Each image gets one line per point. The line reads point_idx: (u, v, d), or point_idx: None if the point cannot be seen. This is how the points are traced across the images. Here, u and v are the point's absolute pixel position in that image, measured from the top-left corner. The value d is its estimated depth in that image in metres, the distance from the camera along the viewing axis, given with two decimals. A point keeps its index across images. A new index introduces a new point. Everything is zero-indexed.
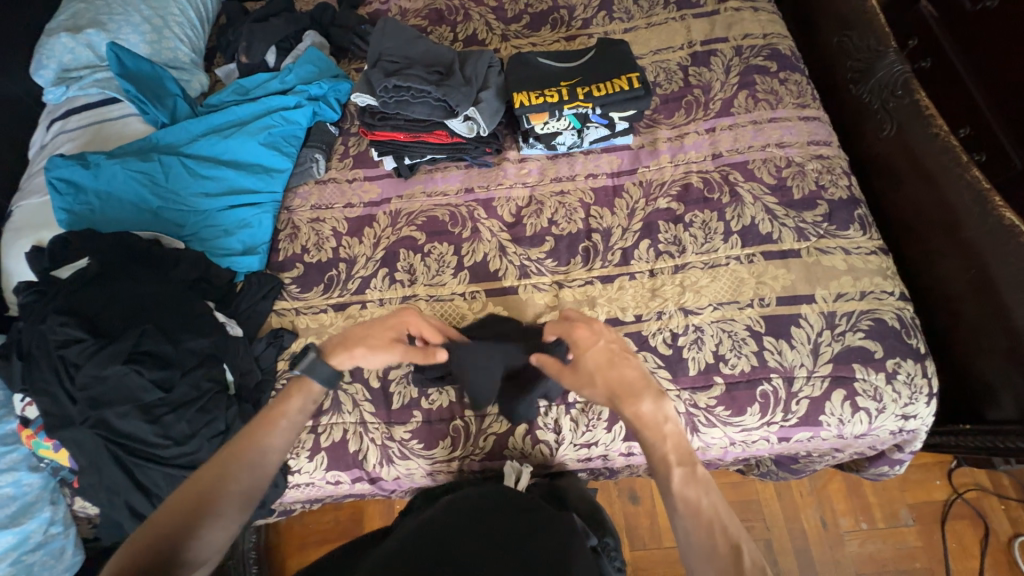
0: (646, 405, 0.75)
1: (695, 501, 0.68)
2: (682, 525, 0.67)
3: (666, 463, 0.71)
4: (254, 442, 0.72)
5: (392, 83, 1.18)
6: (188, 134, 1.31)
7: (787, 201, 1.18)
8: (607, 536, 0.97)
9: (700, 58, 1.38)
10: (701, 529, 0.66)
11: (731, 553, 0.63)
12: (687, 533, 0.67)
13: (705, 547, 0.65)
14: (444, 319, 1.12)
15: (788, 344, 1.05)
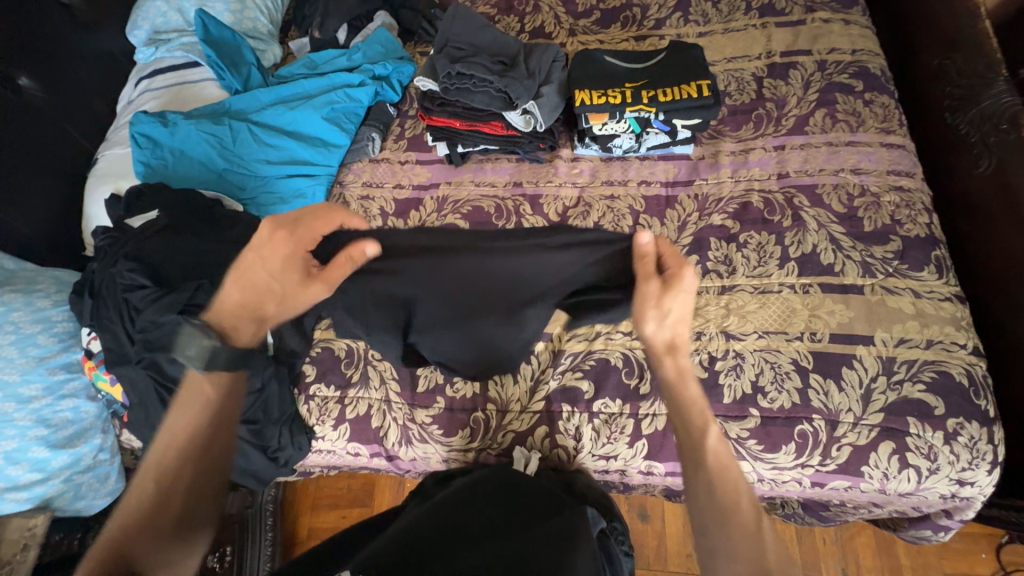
0: (686, 362, 0.77)
1: (724, 461, 0.72)
2: (708, 483, 0.71)
3: (699, 424, 0.75)
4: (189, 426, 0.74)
5: (455, 69, 1.17)
6: (257, 102, 1.36)
7: (856, 232, 1.10)
8: (615, 521, 0.97)
9: (778, 69, 1.30)
10: (727, 489, 0.70)
11: (751, 517, 0.69)
12: (711, 491, 0.70)
13: (729, 506, 0.69)
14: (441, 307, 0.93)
15: (836, 385, 0.98)
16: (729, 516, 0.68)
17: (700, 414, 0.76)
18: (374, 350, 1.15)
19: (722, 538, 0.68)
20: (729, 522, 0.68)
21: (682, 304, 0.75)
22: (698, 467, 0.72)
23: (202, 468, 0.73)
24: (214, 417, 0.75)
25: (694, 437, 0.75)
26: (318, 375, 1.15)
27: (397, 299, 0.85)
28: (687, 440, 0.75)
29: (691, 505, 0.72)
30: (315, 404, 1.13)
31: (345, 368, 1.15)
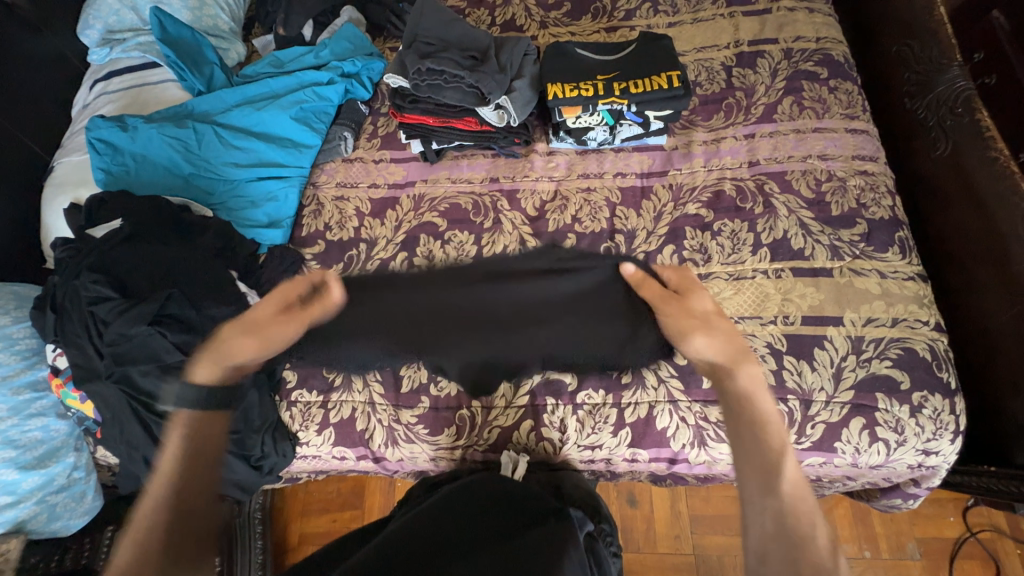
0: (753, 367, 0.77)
1: (800, 487, 0.68)
2: (778, 499, 0.67)
3: (767, 430, 0.72)
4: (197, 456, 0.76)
5: (425, 65, 1.14)
6: (222, 103, 1.32)
7: (825, 217, 1.13)
8: (604, 522, 1.00)
9: (746, 59, 1.32)
10: (802, 517, 0.66)
11: (828, 550, 0.64)
12: (781, 508, 0.66)
13: (797, 532, 0.65)
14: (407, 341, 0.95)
15: (809, 366, 1.01)
16: (804, 544, 0.64)
17: (761, 420, 0.73)
18: None
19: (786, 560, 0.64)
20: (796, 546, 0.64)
21: (701, 301, 0.85)
22: (764, 480, 0.68)
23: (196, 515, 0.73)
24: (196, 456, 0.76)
25: (771, 450, 0.70)
26: (299, 381, 1.13)
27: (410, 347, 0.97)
28: (749, 447, 0.71)
29: (755, 530, 0.68)
30: (297, 410, 1.12)
31: (327, 372, 1.13)
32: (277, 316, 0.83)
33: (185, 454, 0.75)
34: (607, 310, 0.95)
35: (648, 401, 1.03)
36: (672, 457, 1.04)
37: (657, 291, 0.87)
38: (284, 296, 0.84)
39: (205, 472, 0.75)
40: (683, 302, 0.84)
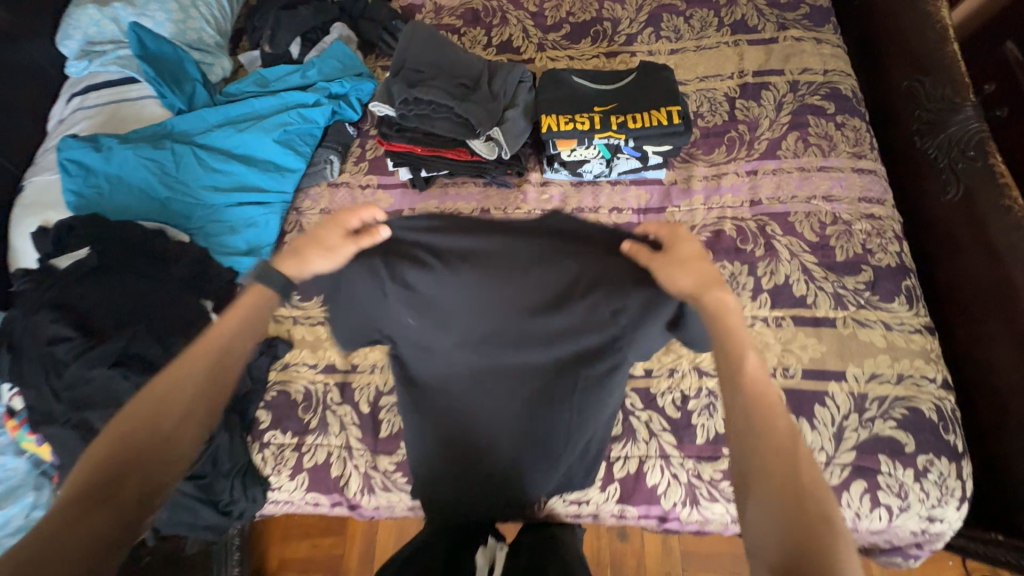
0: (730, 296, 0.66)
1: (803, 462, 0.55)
2: (770, 483, 0.54)
3: (759, 398, 0.59)
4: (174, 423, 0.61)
5: (413, 94, 1.09)
6: (204, 123, 1.26)
7: (829, 262, 1.08)
8: None
9: (750, 90, 1.27)
10: (798, 494, 0.53)
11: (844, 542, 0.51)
12: (784, 496, 0.53)
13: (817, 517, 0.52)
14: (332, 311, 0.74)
15: (809, 424, 0.96)
16: (809, 530, 0.51)
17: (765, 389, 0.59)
18: (333, 393, 1.09)
19: (785, 549, 0.50)
20: (804, 538, 0.50)
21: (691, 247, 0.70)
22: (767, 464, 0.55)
23: (160, 443, 0.60)
24: (211, 378, 0.64)
25: (765, 430, 0.57)
26: (273, 421, 1.08)
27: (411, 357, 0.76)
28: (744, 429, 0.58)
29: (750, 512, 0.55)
30: (270, 452, 1.06)
31: (303, 413, 1.08)
32: (343, 246, 0.72)
33: (195, 381, 0.63)
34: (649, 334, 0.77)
35: (639, 455, 0.98)
36: (662, 515, 0.99)
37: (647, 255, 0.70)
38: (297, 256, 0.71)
39: (196, 412, 0.62)
40: (668, 258, 0.69)
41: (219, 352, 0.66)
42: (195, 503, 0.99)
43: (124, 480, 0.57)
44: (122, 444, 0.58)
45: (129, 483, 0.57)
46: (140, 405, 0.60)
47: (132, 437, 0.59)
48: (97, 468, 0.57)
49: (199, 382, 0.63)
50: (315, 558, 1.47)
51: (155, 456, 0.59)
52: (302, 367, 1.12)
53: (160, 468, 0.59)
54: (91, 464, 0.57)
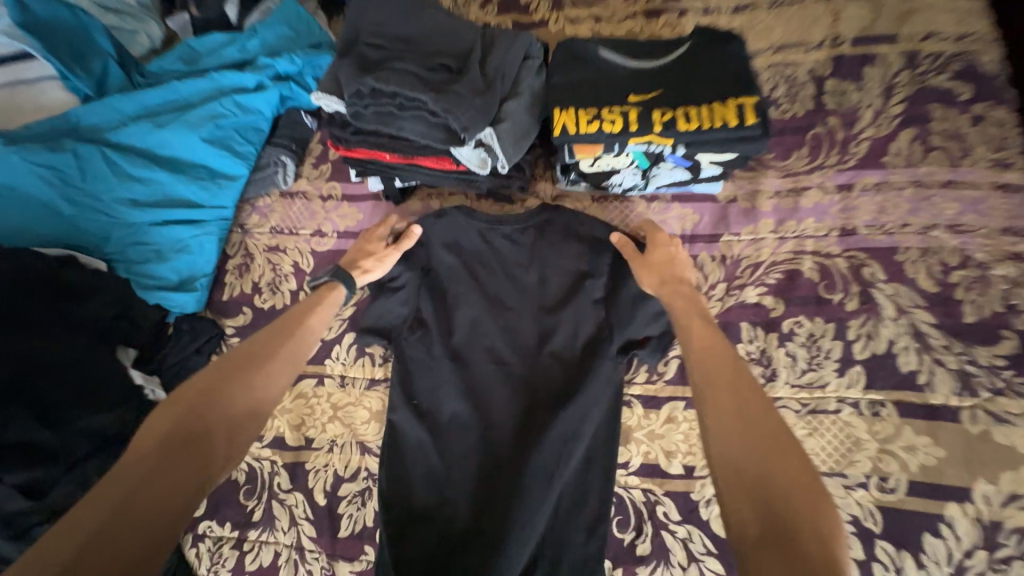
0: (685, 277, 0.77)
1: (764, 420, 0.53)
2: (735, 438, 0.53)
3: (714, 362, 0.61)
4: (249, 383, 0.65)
5: (368, 85, 0.74)
6: (116, 114, 0.97)
7: (952, 324, 0.77)
8: None
9: (847, 66, 0.92)
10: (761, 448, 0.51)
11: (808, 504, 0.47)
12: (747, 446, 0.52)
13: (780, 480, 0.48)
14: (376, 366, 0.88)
15: (914, 562, 0.69)
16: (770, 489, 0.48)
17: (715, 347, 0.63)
18: (281, 477, 0.87)
19: (762, 515, 0.47)
20: (767, 494, 0.48)
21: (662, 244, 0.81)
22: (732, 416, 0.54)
23: (237, 408, 0.63)
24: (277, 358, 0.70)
25: (737, 384, 0.57)
26: (210, 508, 0.88)
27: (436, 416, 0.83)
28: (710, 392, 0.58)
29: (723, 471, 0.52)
30: (205, 547, 0.87)
31: (244, 500, 0.87)
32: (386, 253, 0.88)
33: (272, 352, 0.70)
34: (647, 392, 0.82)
35: None
36: None
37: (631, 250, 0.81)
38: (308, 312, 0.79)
39: (266, 380, 0.67)
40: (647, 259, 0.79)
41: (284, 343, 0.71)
42: None
43: (205, 436, 0.59)
44: (200, 404, 0.61)
45: (202, 441, 0.59)
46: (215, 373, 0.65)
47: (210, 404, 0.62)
48: (176, 427, 0.59)
49: (278, 358, 0.70)
50: None
51: (232, 420, 0.62)
52: None
53: (237, 428, 0.62)
54: (170, 423, 0.59)
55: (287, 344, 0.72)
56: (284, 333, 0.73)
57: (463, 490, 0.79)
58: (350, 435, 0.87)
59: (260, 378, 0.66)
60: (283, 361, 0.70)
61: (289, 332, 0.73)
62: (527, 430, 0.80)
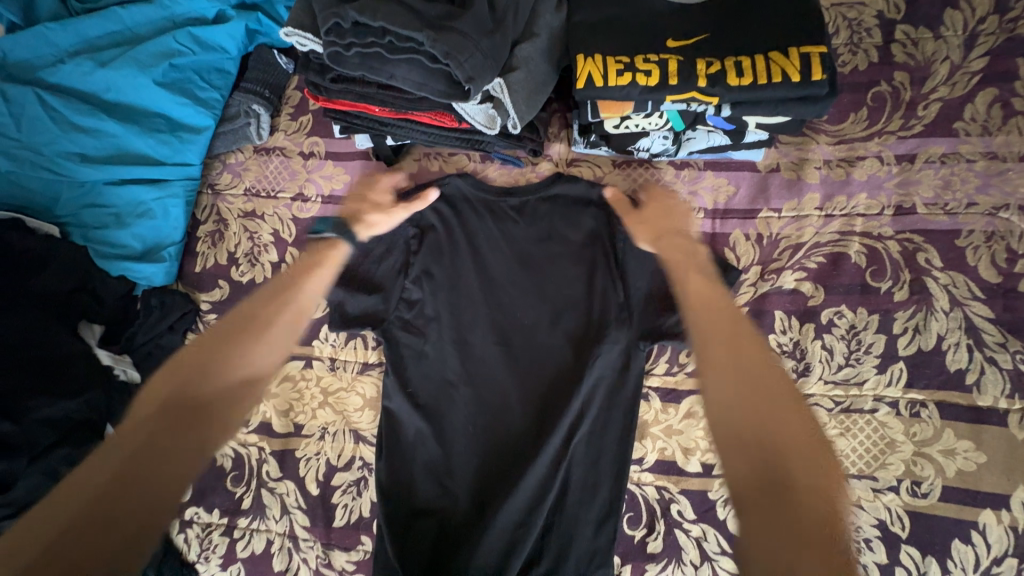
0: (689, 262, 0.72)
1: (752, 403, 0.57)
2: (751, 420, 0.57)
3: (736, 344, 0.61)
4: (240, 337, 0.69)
5: (350, 20, 0.59)
6: (51, 48, 0.82)
7: (1011, 320, 0.69)
8: None
9: (924, 8, 0.77)
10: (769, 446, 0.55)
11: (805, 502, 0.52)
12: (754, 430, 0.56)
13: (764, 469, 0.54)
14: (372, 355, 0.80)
15: (938, 566, 0.66)
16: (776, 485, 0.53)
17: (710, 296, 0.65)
18: (270, 465, 0.81)
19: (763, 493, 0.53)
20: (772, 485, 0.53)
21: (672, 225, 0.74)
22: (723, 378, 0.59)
23: (198, 406, 0.64)
24: (198, 385, 0.65)
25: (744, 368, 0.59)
26: (194, 494, 0.82)
27: (430, 408, 0.76)
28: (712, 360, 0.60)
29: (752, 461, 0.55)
30: (194, 533, 0.82)
31: (232, 486, 0.81)
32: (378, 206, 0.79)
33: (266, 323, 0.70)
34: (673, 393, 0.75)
35: None
36: None
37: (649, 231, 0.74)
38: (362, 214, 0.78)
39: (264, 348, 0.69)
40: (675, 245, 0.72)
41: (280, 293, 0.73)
42: None
43: (182, 424, 0.63)
44: (152, 433, 0.62)
45: (126, 501, 0.58)
46: (152, 417, 0.62)
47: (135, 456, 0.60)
48: (144, 427, 0.62)
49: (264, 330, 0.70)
50: None
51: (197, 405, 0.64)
52: None
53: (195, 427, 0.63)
54: (92, 470, 0.59)
55: (203, 361, 0.66)
56: (208, 349, 0.67)
57: (467, 489, 0.73)
58: (342, 423, 0.80)
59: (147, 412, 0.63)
60: (200, 387, 0.65)
61: (210, 342, 0.68)
62: (535, 424, 0.74)
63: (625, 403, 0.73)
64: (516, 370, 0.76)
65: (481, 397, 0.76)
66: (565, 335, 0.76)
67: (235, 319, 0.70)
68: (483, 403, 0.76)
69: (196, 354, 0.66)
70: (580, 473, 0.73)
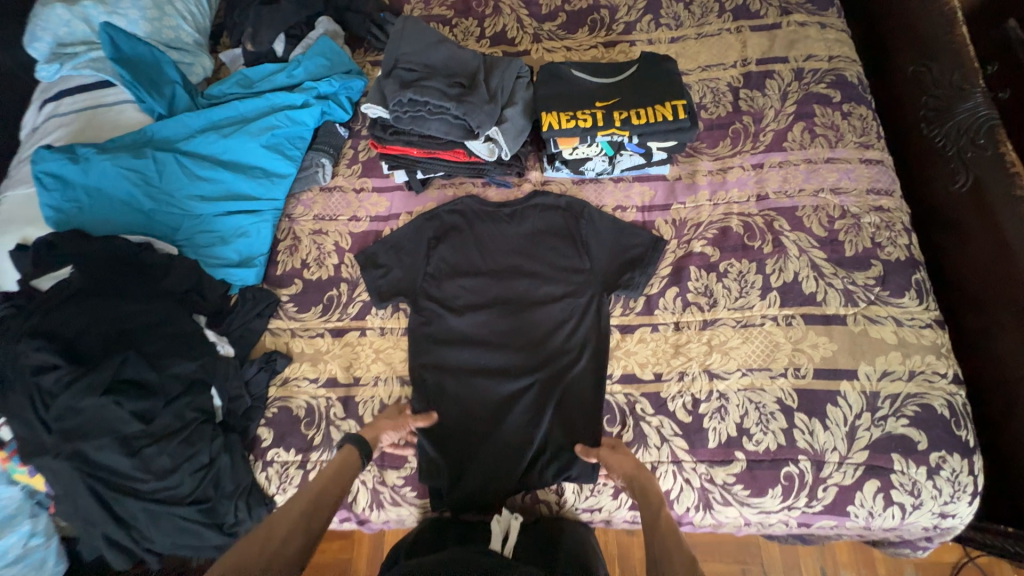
0: (635, 241, 1.12)
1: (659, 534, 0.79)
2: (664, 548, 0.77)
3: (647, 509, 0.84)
4: (324, 493, 0.87)
5: (406, 97, 1.02)
6: (186, 129, 1.20)
7: (838, 258, 1.06)
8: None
9: (754, 79, 1.24)
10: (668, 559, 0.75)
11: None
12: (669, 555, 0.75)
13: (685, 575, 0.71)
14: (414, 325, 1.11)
15: (822, 424, 0.95)
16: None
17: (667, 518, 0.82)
18: (336, 408, 1.06)
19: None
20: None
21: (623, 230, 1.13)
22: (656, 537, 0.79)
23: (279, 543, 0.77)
24: (303, 525, 0.81)
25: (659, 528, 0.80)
26: (276, 438, 1.05)
27: (458, 353, 1.07)
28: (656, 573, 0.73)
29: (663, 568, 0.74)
30: (274, 470, 1.03)
31: (306, 429, 1.05)
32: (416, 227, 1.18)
33: (330, 482, 0.89)
34: (629, 328, 1.07)
35: (651, 461, 0.97)
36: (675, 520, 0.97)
37: (608, 225, 1.14)
38: (410, 228, 1.18)
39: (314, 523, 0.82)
40: (620, 235, 1.13)
41: (344, 467, 0.92)
42: (199, 530, 0.95)
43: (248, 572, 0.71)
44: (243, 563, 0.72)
45: None
46: (259, 536, 0.77)
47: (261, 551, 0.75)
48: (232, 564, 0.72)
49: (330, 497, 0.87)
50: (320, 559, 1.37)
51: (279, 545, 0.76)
52: (302, 382, 1.09)
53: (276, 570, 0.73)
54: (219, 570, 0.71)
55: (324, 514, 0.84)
56: (320, 500, 0.86)
57: (488, 405, 1.02)
58: (391, 372, 1.08)
59: (285, 535, 0.78)
60: (314, 522, 0.82)
61: (313, 501, 0.85)
62: (534, 355, 1.06)
63: (594, 331, 1.06)
64: (520, 321, 1.09)
65: (495, 341, 1.08)
66: (550, 293, 1.10)
67: (333, 488, 0.89)
68: (496, 344, 1.07)
69: (309, 507, 0.84)
70: (568, 384, 1.03)
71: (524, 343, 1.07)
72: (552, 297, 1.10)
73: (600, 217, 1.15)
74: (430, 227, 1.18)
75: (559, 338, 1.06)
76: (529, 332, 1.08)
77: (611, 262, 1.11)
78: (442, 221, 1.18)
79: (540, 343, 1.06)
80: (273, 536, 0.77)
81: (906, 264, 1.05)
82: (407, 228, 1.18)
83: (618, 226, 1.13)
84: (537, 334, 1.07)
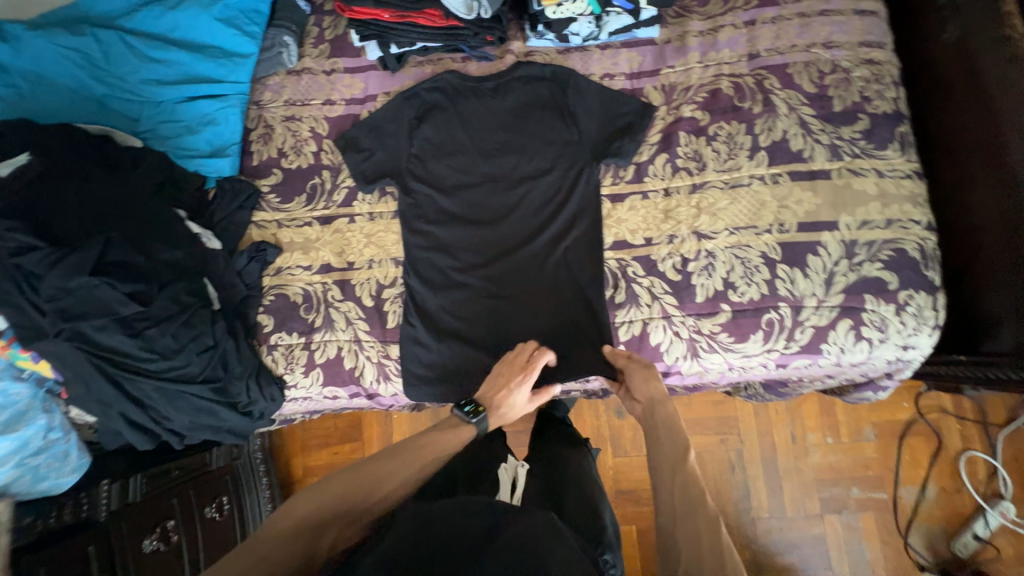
0: (626, 110, 1.09)
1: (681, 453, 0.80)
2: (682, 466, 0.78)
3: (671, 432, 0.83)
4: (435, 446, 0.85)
5: None
6: (126, 3, 1.08)
7: (826, 113, 1.05)
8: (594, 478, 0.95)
9: None
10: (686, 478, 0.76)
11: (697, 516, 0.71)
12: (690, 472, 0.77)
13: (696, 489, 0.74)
14: (403, 208, 1.09)
15: (802, 273, 1.00)
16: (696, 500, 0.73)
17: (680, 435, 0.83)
18: (333, 291, 1.07)
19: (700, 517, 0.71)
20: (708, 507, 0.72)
21: (608, 98, 1.10)
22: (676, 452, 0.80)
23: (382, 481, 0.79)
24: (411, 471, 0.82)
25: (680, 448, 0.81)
26: (276, 324, 1.06)
27: (448, 233, 1.07)
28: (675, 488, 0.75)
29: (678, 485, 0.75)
30: (279, 353, 1.06)
31: (305, 314, 1.06)
32: (396, 107, 1.12)
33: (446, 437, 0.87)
34: (619, 197, 1.07)
35: (642, 318, 1.02)
36: (664, 370, 1.05)
37: (598, 93, 1.10)
38: (387, 108, 1.12)
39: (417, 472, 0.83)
40: (608, 104, 1.09)
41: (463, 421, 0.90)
42: (214, 406, 0.99)
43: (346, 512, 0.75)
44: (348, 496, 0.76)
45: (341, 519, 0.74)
46: (364, 477, 0.78)
47: (351, 496, 0.76)
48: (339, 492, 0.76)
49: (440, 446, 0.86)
50: (336, 463, 1.50)
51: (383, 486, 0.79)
52: (296, 270, 1.09)
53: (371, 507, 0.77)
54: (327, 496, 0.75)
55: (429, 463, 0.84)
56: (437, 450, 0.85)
57: (482, 279, 1.05)
58: (384, 254, 1.08)
59: (385, 484, 0.79)
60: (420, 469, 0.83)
61: (426, 454, 0.84)
62: (527, 230, 1.06)
63: (585, 201, 1.07)
64: (514, 196, 1.08)
65: (488, 216, 1.07)
66: (540, 168, 1.08)
67: (440, 442, 0.86)
68: (487, 222, 1.07)
69: (400, 454, 0.83)
70: (561, 253, 1.05)
71: (518, 218, 1.07)
72: (542, 172, 1.08)
73: (587, 88, 1.10)
74: (410, 106, 1.12)
75: (550, 210, 1.07)
76: (522, 207, 1.07)
77: (600, 133, 1.09)
78: (423, 101, 1.13)
79: (534, 217, 1.07)
80: (380, 476, 0.79)
81: (892, 118, 1.05)
82: (386, 105, 1.12)
83: (607, 94, 1.10)
84: (528, 210, 1.07)
